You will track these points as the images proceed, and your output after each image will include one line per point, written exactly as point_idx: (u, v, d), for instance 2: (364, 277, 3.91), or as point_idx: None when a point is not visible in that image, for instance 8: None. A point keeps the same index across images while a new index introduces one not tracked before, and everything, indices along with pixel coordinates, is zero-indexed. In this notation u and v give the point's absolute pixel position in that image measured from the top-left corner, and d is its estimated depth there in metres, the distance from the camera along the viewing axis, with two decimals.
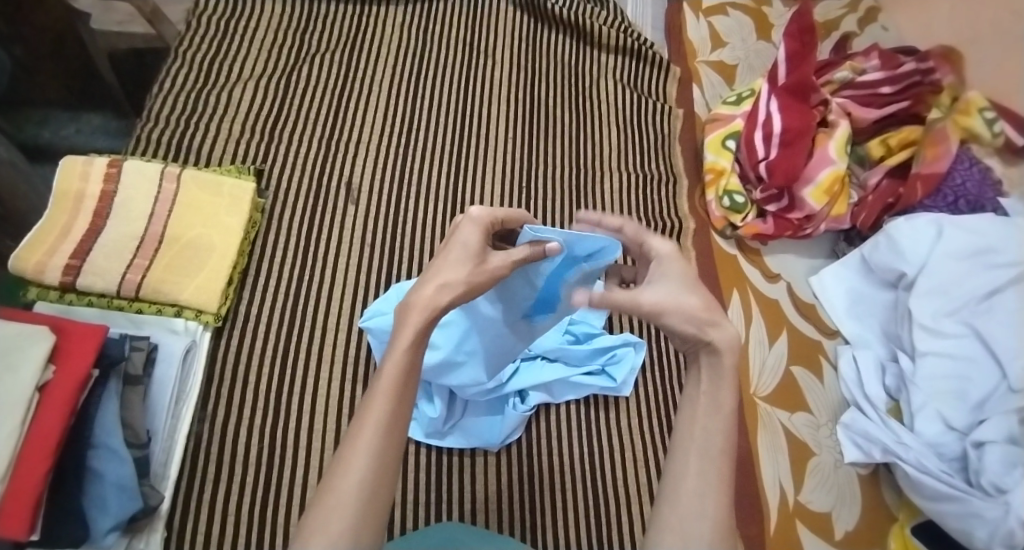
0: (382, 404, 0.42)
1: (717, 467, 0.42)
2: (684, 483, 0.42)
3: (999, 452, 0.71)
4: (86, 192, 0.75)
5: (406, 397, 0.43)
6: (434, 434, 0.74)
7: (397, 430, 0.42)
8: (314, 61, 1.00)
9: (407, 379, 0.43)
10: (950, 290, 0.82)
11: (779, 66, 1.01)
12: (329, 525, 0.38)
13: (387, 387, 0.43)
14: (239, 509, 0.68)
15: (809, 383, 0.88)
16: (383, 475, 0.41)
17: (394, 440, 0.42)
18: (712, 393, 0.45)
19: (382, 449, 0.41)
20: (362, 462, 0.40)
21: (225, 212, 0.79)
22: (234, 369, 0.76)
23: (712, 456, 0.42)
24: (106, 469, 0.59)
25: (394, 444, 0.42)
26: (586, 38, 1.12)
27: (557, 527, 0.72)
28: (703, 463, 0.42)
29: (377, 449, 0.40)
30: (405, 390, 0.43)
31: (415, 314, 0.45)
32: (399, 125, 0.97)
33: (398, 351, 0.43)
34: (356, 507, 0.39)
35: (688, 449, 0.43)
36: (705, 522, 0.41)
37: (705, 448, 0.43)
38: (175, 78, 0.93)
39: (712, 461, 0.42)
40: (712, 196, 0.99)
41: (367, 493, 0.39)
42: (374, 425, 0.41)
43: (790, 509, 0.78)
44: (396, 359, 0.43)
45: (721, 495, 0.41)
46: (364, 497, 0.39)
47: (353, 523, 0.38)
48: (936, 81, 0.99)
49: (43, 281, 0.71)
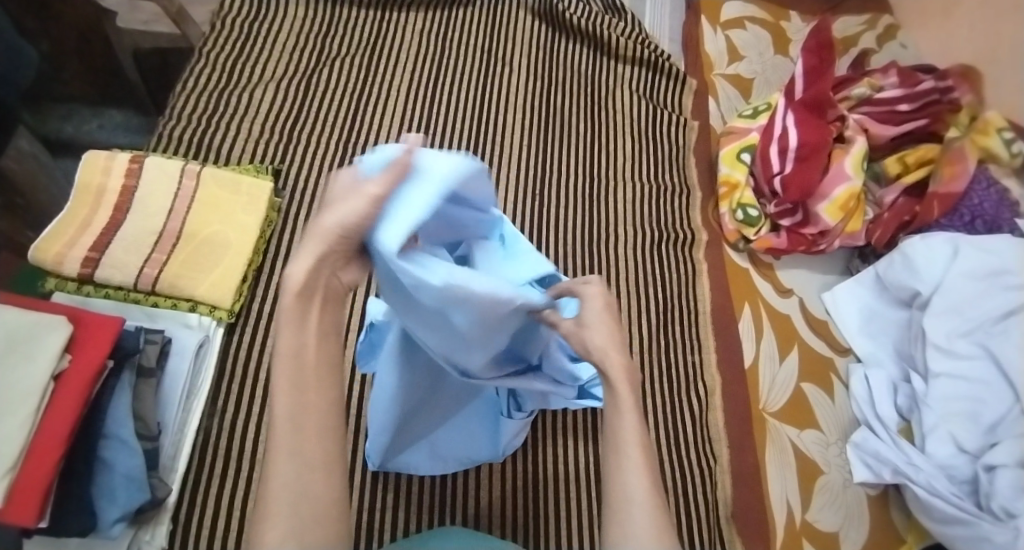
0: (282, 405, 0.36)
1: (635, 458, 0.45)
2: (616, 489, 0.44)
3: (1010, 477, 0.70)
4: (107, 187, 0.76)
5: (304, 388, 0.37)
6: (435, 464, 0.71)
7: (306, 418, 0.37)
8: (334, 65, 1.02)
9: (300, 352, 0.37)
10: (965, 311, 0.81)
11: (796, 81, 1.01)
12: (271, 534, 0.35)
13: (282, 387, 0.36)
14: (244, 505, 0.68)
15: (819, 401, 0.87)
16: (315, 468, 0.37)
17: (319, 420, 0.37)
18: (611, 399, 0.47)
19: (298, 444, 0.36)
20: (284, 465, 0.36)
21: (242, 210, 0.80)
22: (245, 366, 0.76)
23: (632, 453, 0.45)
24: (116, 460, 0.60)
25: (311, 434, 0.37)
26: (603, 48, 1.13)
27: (560, 535, 0.72)
28: (622, 459, 0.45)
29: (293, 444, 0.36)
30: (297, 388, 0.36)
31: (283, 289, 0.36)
32: (416, 129, 0.98)
33: (283, 328, 0.36)
34: (293, 511, 0.35)
35: (611, 454, 0.46)
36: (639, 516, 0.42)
37: (621, 442, 0.46)
38: (198, 78, 0.95)
39: (630, 456, 0.45)
40: (726, 209, 0.99)
41: (299, 490, 0.36)
42: (282, 421, 0.36)
43: (796, 528, 0.78)
44: (282, 335, 0.36)
45: (649, 485, 0.44)
46: (294, 494, 0.35)
47: (295, 525, 0.35)
48: (954, 100, 0.98)
49: (62, 272, 0.73)
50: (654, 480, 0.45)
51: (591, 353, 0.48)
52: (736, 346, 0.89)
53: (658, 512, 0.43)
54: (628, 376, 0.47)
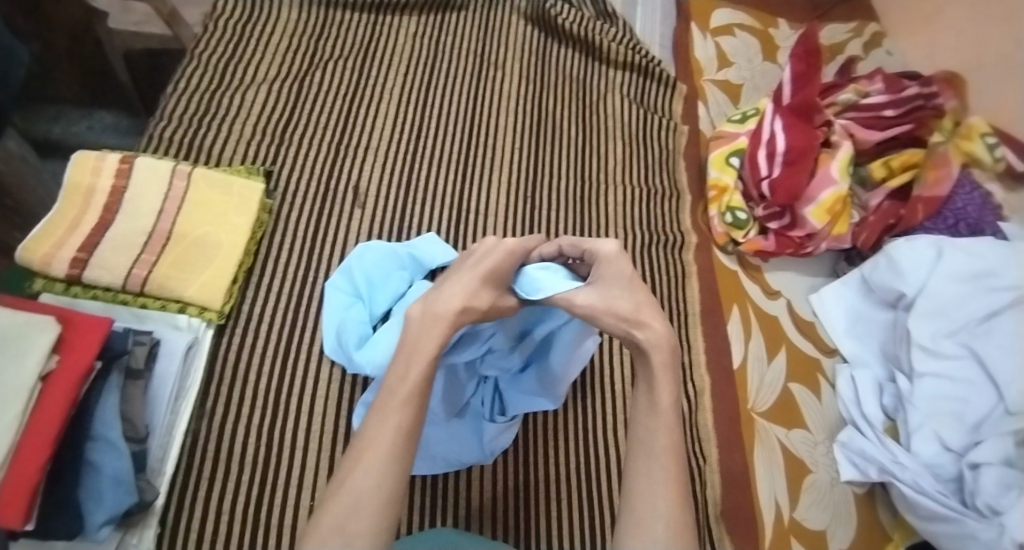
0: (401, 417, 0.46)
1: (663, 465, 0.47)
2: (636, 487, 0.47)
3: (994, 475, 0.71)
4: (96, 187, 0.76)
5: (423, 408, 0.48)
6: (425, 463, 0.71)
7: (412, 440, 0.46)
8: (327, 67, 1.02)
9: (423, 389, 0.48)
10: (949, 312, 0.83)
11: (784, 86, 1.02)
12: (354, 523, 0.41)
13: (402, 402, 0.47)
14: (233, 508, 0.68)
15: (807, 401, 0.88)
16: (400, 478, 0.44)
17: (411, 442, 0.46)
18: (649, 396, 0.51)
19: (397, 453, 0.45)
20: (380, 466, 0.43)
21: (232, 211, 0.80)
22: (235, 369, 0.76)
23: (660, 458, 0.48)
24: (103, 462, 0.59)
25: (408, 454, 0.45)
26: (594, 53, 1.14)
27: (550, 534, 0.73)
28: (652, 463, 0.48)
29: (391, 452, 0.44)
30: (415, 410, 0.47)
31: (438, 330, 0.50)
32: (408, 131, 0.98)
33: (417, 364, 0.48)
34: (375, 507, 0.42)
35: (640, 456, 0.49)
36: (659, 521, 0.45)
37: (653, 448, 0.48)
38: (190, 79, 0.94)
39: (659, 463, 0.47)
40: (715, 211, 1.00)
41: (384, 493, 0.43)
42: (390, 429, 0.45)
43: (785, 526, 0.78)
44: (416, 364, 0.49)
45: (672, 490, 0.46)
46: (379, 495, 0.42)
47: (372, 524, 0.41)
48: (938, 106, 1.00)
49: (50, 273, 0.72)
50: (679, 491, 0.47)
51: (630, 327, 0.51)
52: (725, 347, 0.90)
53: (677, 521, 0.45)
54: (668, 375, 0.50)
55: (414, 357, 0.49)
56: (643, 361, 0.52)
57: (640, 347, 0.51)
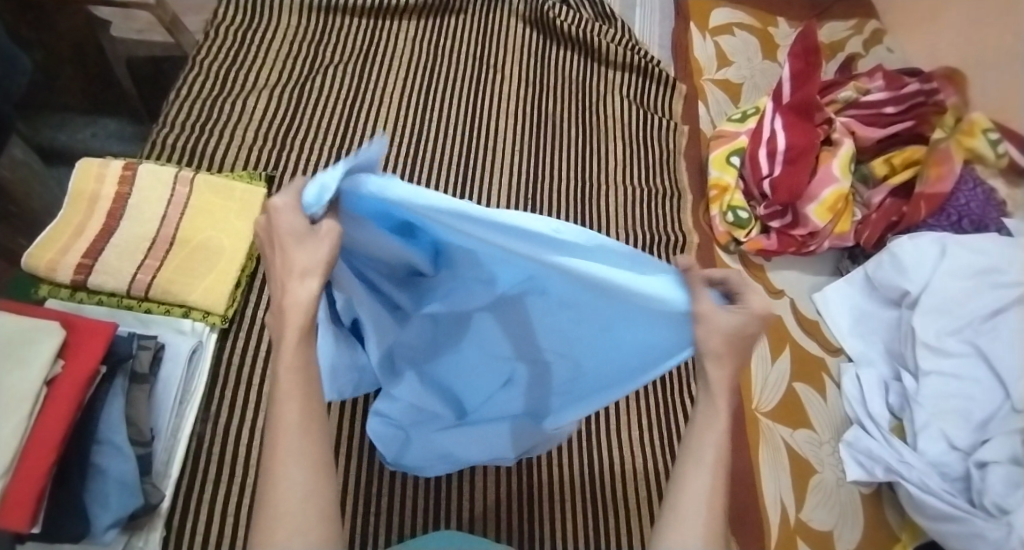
0: (289, 408, 0.38)
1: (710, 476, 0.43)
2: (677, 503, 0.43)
3: (1002, 473, 0.71)
4: (101, 194, 0.77)
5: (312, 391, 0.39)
6: (442, 468, 0.66)
7: (312, 429, 0.39)
8: (327, 72, 1.03)
9: (306, 371, 0.39)
10: (954, 310, 0.82)
11: (783, 85, 1.02)
12: (276, 535, 0.37)
13: (288, 389, 0.38)
14: (237, 510, 0.68)
15: (811, 401, 0.88)
16: (316, 475, 0.39)
17: (315, 433, 0.39)
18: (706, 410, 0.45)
19: (304, 448, 0.38)
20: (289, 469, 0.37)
21: (235, 216, 0.81)
22: (238, 372, 0.76)
23: (708, 465, 0.44)
24: (108, 465, 0.59)
25: (314, 442, 0.39)
26: (593, 54, 1.14)
27: (555, 536, 0.73)
28: (699, 470, 0.44)
29: (296, 454, 0.38)
30: (309, 398, 0.39)
31: (292, 316, 0.38)
32: (408, 134, 0.99)
33: (286, 350, 0.39)
34: (299, 516, 0.37)
35: (686, 462, 0.45)
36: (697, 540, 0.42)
37: (700, 456, 0.44)
38: (191, 86, 0.95)
39: (706, 472, 0.44)
40: (716, 211, 1.00)
41: (302, 497, 0.38)
42: (286, 430, 0.38)
43: (791, 527, 0.78)
44: (287, 356, 0.39)
45: (715, 499, 0.43)
46: (297, 502, 0.37)
47: (303, 533, 0.37)
48: (939, 102, 0.99)
49: (55, 279, 0.73)
50: (722, 502, 0.44)
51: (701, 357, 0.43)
52: None
53: (716, 535, 0.42)
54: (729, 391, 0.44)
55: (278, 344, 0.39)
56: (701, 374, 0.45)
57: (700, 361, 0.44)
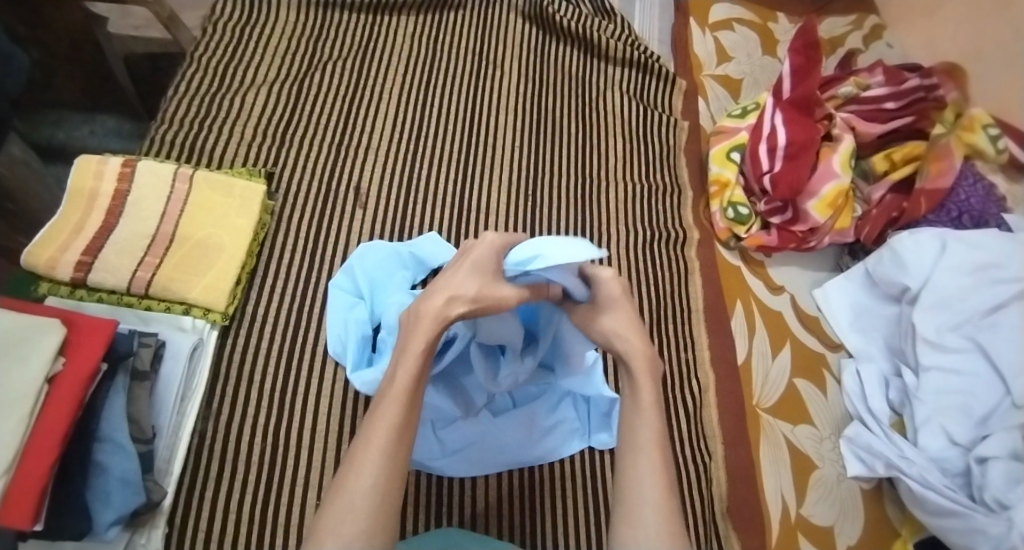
0: (392, 414, 0.50)
1: (648, 463, 0.51)
2: (628, 479, 0.51)
3: (1002, 469, 0.71)
4: (100, 191, 0.77)
5: (414, 409, 0.51)
6: (460, 465, 0.72)
7: (400, 444, 0.50)
8: (326, 69, 1.02)
9: (416, 388, 0.52)
10: (954, 305, 0.82)
11: (784, 80, 1.02)
12: (348, 522, 0.46)
13: (396, 401, 0.51)
14: (240, 507, 0.68)
15: (812, 396, 0.88)
16: (390, 478, 0.48)
17: (403, 442, 0.50)
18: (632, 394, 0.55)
19: (391, 453, 0.49)
20: (373, 468, 0.48)
21: (235, 213, 0.80)
22: (239, 370, 0.76)
23: (647, 454, 0.52)
24: (111, 463, 0.60)
25: (399, 456, 0.49)
26: (593, 50, 1.14)
27: (556, 532, 0.73)
28: (639, 460, 0.52)
29: (387, 453, 0.49)
30: (408, 407, 0.51)
31: (425, 324, 0.53)
32: (408, 131, 0.99)
33: (406, 368, 0.52)
34: (369, 510, 0.46)
35: (628, 457, 0.52)
36: (646, 507, 0.49)
37: (637, 446, 0.52)
38: (190, 82, 0.95)
39: (645, 460, 0.52)
40: (717, 207, 1.00)
41: (377, 494, 0.47)
42: (386, 430, 0.49)
43: (791, 522, 0.78)
44: (406, 369, 0.52)
45: (660, 482, 0.50)
46: (376, 496, 0.47)
47: (364, 524, 0.46)
48: (940, 97, 0.99)
49: (54, 276, 0.72)
50: (666, 483, 0.51)
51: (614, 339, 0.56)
52: (729, 343, 0.90)
53: (665, 511, 0.49)
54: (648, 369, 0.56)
55: (404, 356, 0.53)
56: (626, 370, 0.56)
57: (614, 349, 0.56)
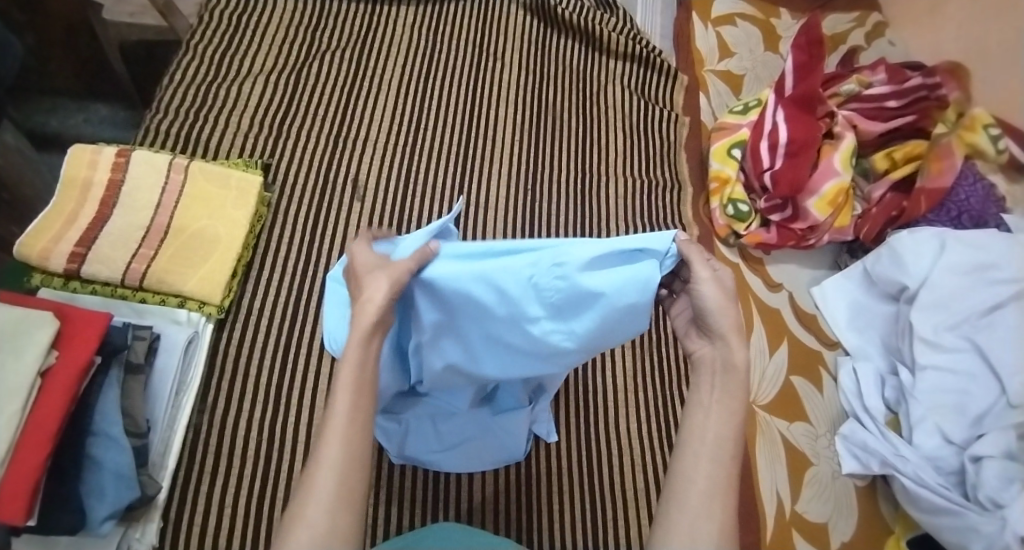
0: (343, 400, 0.44)
1: (720, 471, 0.47)
2: (692, 486, 0.46)
3: (996, 468, 0.71)
4: (94, 181, 0.75)
5: (362, 389, 0.44)
6: (458, 462, 0.71)
7: (361, 416, 0.44)
8: (323, 59, 1.01)
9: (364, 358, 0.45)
10: (951, 305, 0.83)
11: (786, 77, 1.01)
12: (307, 509, 0.41)
13: (346, 388, 0.44)
14: (236, 501, 0.68)
15: (808, 394, 0.88)
16: (353, 461, 0.43)
17: (360, 420, 0.44)
18: (721, 402, 0.48)
19: (349, 432, 0.43)
20: (331, 450, 0.42)
21: (231, 204, 0.79)
22: (235, 363, 0.76)
23: (722, 461, 0.47)
24: (104, 457, 0.59)
25: (357, 438, 0.43)
26: (593, 42, 1.12)
27: (553, 528, 0.73)
28: (713, 466, 0.47)
29: (344, 434, 0.43)
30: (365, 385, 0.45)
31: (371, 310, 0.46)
32: (406, 123, 0.97)
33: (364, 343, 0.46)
34: (331, 493, 0.41)
35: (699, 455, 0.47)
36: (711, 523, 0.45)
37: (715, 453, 0.47)
38: (186, 71, 0.93)
39: (719, 468, 0.47)
40: (717, 204, 0.99)
41: (337, 478, 0.42)
42: (340, 407, 0.43)
43: (786, 519, 0.78)
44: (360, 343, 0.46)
45: (726, 498, 0.46)
46: (336, 478, 0.42)
47: (328, 504, 0.41)
48: (942, 96, 0.98)
49: (47, 267, 0.71)
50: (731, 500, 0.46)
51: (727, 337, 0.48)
52: None
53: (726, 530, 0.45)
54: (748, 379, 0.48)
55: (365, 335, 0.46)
56: (706, 367, 0.50)
57: (722, 345, 0.49)
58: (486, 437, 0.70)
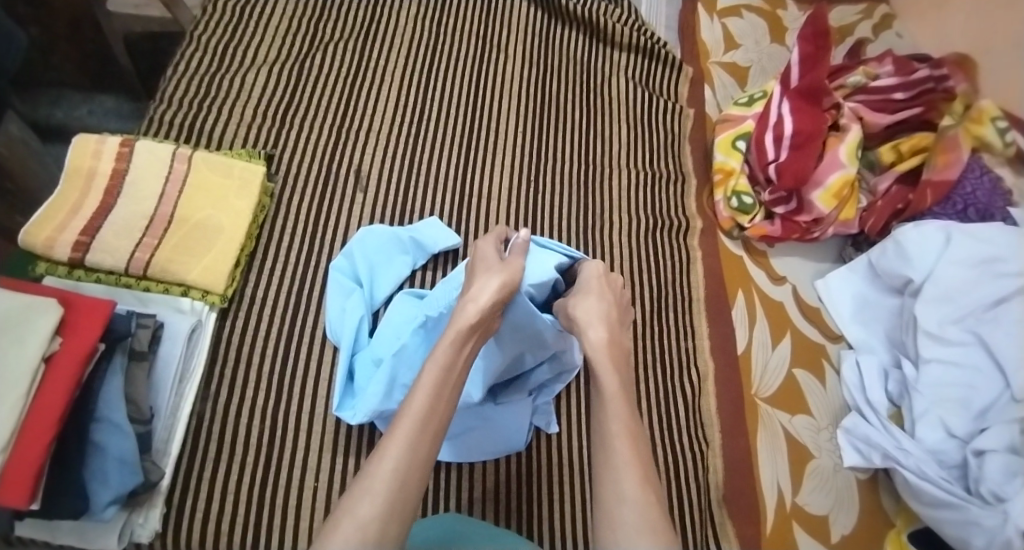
0: (419, 404, 0.50)
1: (623, 451, 0.50)
2: (603, 476, 0.49)
3: (1000, 461, 0.71)
4: (98, 170, 0.76)
5: (439, 396, 0.51)
6: (461, 450, 0.72)
7: (424, 436, 0.49)
8: (327, 49, 1.00)
9: (441, 386, 0.52)
10: (957, 298, 0.82)
11: (792, 68, 1.00)
12: (363, 503, 0.44)
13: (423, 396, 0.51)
14: (238, 489, 0.69)
15: (811, 387, 0.88)
16: (412, 467, 0.47)
17: (425, 441, 0.48)
18: (600, 390, 0.55)
19: (413, 443, 0.48)
20: (394, 451, 0.47)
21: (234, 193, 0.79)
22: (238, 352, 0.76)
23: (620, 442, 0.50)
24: (108, 443, 0.59)
25: (421, 447, 0.48)
26: (598, 34, 1.12)
27: (554, 518, 0.73)
28: (612, 450, 0.50)
29: (408, 443, 0.47)
30: (432, 403, 0.50)
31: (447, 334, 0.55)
32: (409, 114, 0.97)
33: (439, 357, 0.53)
34: (387, 493, 0.44)
35: (601, 445, 0.51)
36: (626, 500, 0.47)
37: (613, 439, 0.51)
38: (189, 61, 0.93)
39: (617, 449, 0.50)
40: (721, 196, 0.99)
41: (398, 480, 0.45)
42: (409, 420, 0.49)
43: (787, 511, 0.78)
44: (432, 366, 0.52)
45: (635, 473, 0.49)
46: (395, 483, 0.45)
47: (382, 507, 0.44)
48: (949, 88, 0.97)
49: (53, 256, 0.72)
50: (643, 470, 0.49)
51: (579, 326, 0.61)
52: (728, 332, 0.90)
53: (643, 500, 0.47)
54: (608, 359, 0.57)
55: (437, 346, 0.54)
56: (590, 364, 0.58)
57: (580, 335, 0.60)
58: (496, 424, 0.72)
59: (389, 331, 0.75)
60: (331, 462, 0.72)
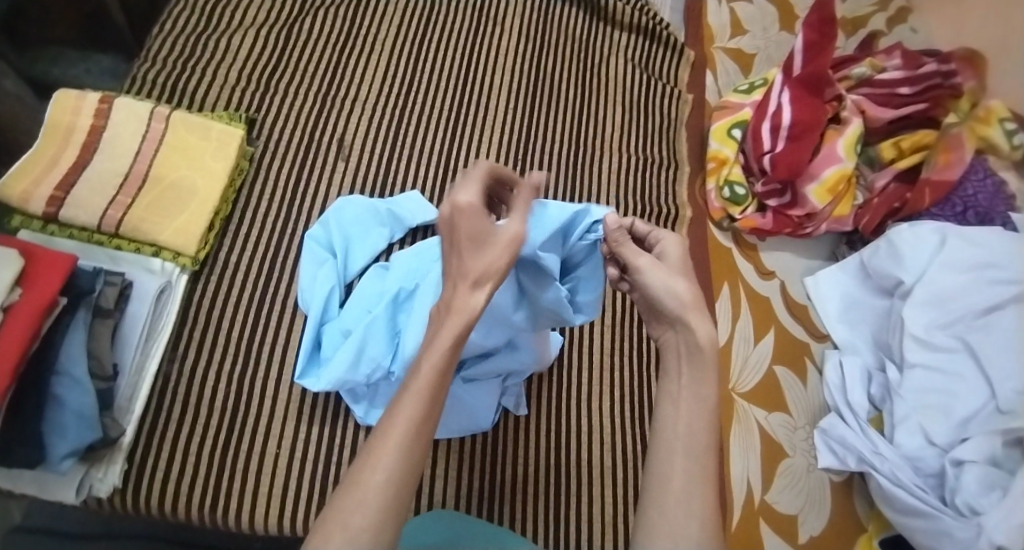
0: (414, 405, 0.40)
1: (701, 463, 0.42)
2: (669, 484, 0.42)
3: (977, 473, 0.69)
4: (76, 126, 0.75)
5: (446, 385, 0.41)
6: None
7: (422, 440, 0.40)
8: (318, 14, 0.99)
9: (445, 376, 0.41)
10: (948, 302, 0.79)
11: (795, 56, 0.96)
12: (355, 516, 0.36)
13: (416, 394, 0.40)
14: (200, 450, 0.69)
15: (790, 385, 0.86)
16: (410, 473, 0.39)
17: (422, 444, 0.40)
18: (692, 388, 0.45)
19: (411, 446, 0.39)
20: (387, 459, 0.38)
21: (211, 155, 0.79)
22: (207, 316, 0.76)
23: (698, 454, 0.43)
24: (68, 397, 0.59)
25: (420, 449, 0.39)
26: (599, 12, 1.09)
27: (515, 500, 0.73)
28: (688, 460, 0.42)
29: (403, 448, 0.39)
30: (433, 401, 0.41)
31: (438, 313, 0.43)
32: (398, 84, 0.96)
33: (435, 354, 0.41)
34: (380, 505, 0.37)
35: (675, 451, 0.43)
36: (693, 519, 0.40)
37: (690, 447, 0.43)
38: (177, 20, 0.93)
39: (695, 460, 0.42)
40: (713, 185, 0.97)
41: (394, 489, 0.38)
42: (404, 422, 0.39)
43: (754, 507, 0.77)
44: (432, 358, 0.41)
45: (706, 492, 0.41)
46: (389, 493, 0.37)
47: (377, 519, 0.37)
48: (956, 85, 0.93)
49: (27, 209, 0.71)
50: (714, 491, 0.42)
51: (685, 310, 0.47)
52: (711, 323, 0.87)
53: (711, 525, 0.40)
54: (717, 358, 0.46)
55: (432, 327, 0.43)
56: (671, 352, 0.49)
57: (683, 322, 0.47)
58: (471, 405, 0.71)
59: (358, 304, 0.73)
60: (295, 429, 0.72)
